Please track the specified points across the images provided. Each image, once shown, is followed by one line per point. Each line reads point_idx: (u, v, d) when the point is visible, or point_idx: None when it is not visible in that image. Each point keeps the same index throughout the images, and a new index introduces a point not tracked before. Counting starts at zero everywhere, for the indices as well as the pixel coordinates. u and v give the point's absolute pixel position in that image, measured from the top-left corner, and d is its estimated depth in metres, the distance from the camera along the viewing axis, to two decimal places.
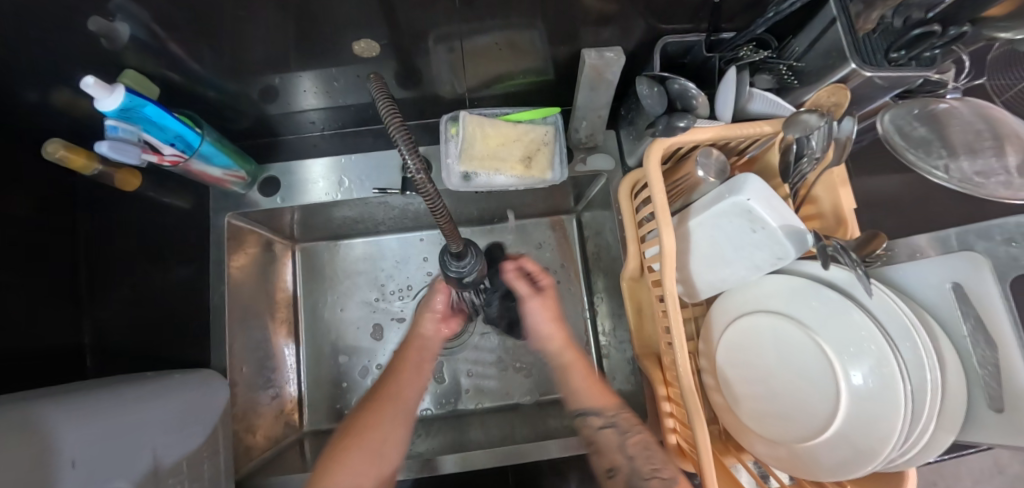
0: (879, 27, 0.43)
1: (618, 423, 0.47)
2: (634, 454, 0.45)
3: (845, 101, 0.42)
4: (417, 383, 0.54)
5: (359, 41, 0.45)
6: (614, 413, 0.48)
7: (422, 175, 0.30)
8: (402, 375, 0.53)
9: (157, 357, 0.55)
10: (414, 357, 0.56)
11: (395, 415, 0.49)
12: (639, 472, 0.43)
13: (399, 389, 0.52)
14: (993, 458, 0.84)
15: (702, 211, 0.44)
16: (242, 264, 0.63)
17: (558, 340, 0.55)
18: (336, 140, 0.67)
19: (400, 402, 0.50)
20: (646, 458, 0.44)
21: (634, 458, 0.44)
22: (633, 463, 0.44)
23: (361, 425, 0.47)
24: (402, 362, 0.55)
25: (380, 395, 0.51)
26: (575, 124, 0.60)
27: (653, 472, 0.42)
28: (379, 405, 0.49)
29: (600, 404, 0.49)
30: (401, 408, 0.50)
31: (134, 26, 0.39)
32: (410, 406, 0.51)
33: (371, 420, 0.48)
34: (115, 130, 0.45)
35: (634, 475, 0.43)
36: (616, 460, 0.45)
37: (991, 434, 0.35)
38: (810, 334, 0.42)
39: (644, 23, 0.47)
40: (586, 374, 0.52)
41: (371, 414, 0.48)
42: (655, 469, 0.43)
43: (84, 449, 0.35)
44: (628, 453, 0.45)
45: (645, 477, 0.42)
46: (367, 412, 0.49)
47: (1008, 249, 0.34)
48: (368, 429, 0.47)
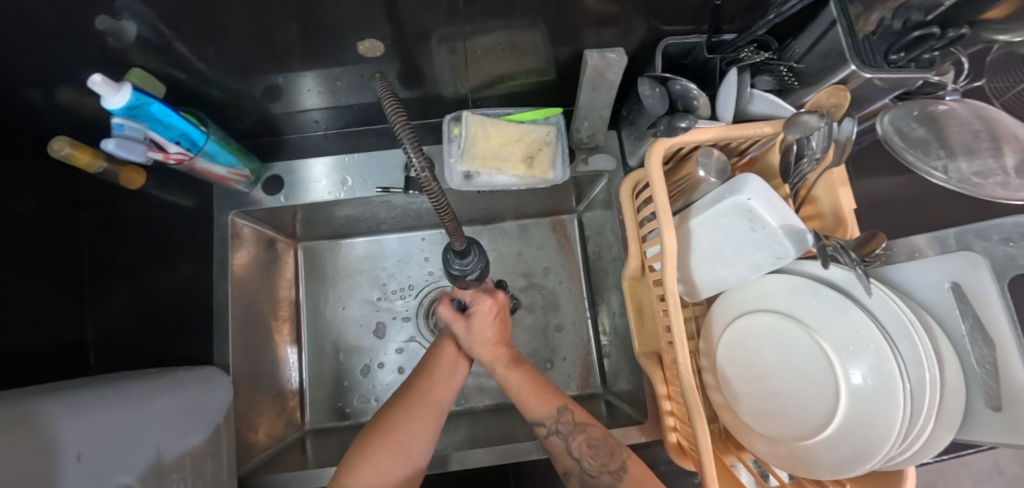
0: (879, 30, 0.43)
1: (561, 428, 0.50)
2: (580, 454, 0.49)
3: (844, 102, 0.42)
4: (449, 382, 0.54)
5: (363, 41, 0.45)
6: (554, 422, 0.50)
7: (428, 174, 0.30)
8: (435, 375, 0.54)
9: (160, 354, 0.56)
10: (449, 355, 0.57)
11: (424, 416, 0.50)
12: (587, 472, 0.48)
13: (432, 389, 0.53)
14: (992, 460, 0.84)
15: (703, 211, 0.44)
16: (243, 262, 0.64)
17: (486, 357, 0.55)
18: (339, 140, 0.67)
19: (431, 402, 0.51)
20: (591, 460, 0.48)
21: (580, 459, 0.49)
22: (580, 464, 0.49)
23: (391, 423, 0.49)
24: (437, 362, 0.56)
25: (412, 394, 0.52)
26: (577, 124, 0.60)
27: (602, 469, 0.47)
28: (410, 404, 0.51)
29: (544, 413, 0.51)
30: (430, 408, 0.51)
31: (140, 25, 0.40)
32: (441, 406, 0.52)
33: (402, 419, 0.49)
34: (122, 128, 0.45)
35: (584, 473, 0.48)
36: (567, 462, 0.50)
37: (989, 432, 0.36)
38: (810, 333, 0.42)
39: (646, 25, 0.47)
40: (523, 388, 0.53)
41: (401, 413, 0.50)
42: (601, 465, 0.47)
43: (88, 443, 0.35)
44: (574, 456, 0.49)
45: (595, 474, 0.47)
46: (397, 410, 0.50)
47: (1005, 248, 0.34)
48: (396, 428, 0.48)
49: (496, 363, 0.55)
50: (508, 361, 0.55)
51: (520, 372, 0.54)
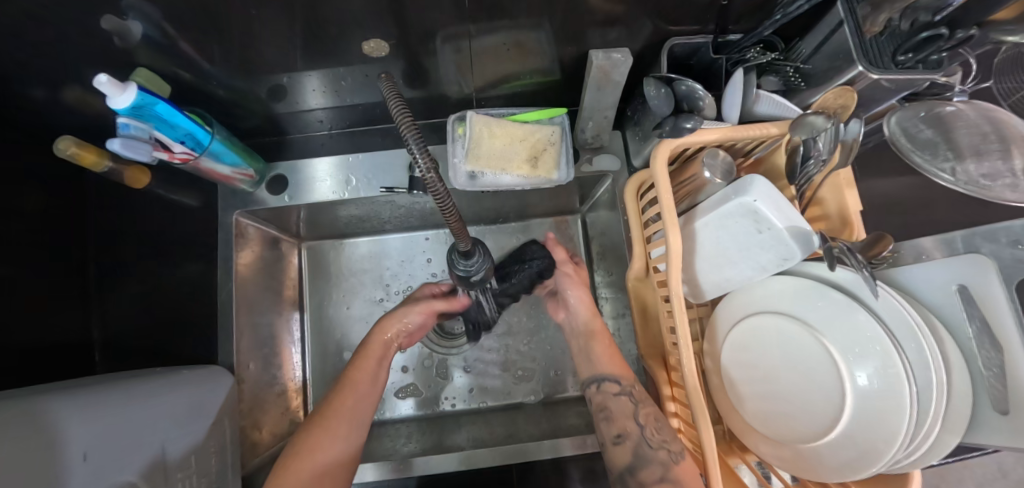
0: (886, 30, 0.43)
1: (632, 393, 0.52)
2: (645, 422, 0.48)
3: (852, 103, 0.42)
4: (368, 397, 0.53)
5: (369, 40, 0.45)
6: (630, 384, 0.53)
7: (433, 174, 0.30)
8: (350, 391, 0.53)
9: (164, 352, 0.56)
10: (369, 365, 0.56)
11: (340, 431, 0.49)
12: (648, 441, 0.46)
13: (346, 404, 0.51)
14: (997, 463, 0.83)
15: (708, 212, 0.44)
16: (248, 261, 0.63)
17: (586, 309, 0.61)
18: (343, 139, 0.67)
19: (346, 418, 0.50)
20: (655, 429, 0.47)
21: (644, 426, 0.48)
22: (643, 430, 0.47)
23: (305, 444, 0.47)
24: (353, 377, 0.54)
25: (328, 412, 0.50)
26: (582, 124, 0.60)
27: (662, 444, 0.45)
28: (325, 423, 0.49)
29: (618, 372, 0.54)
30: (348, 422, 0.50)
31: (146, 25, 0.40)
32: (360, 420, 0.51)
33: (316, 439, 0.48)
34: (127, 127, 0.46)
35: (641, 443, 0.46)
36: (626, 426, 0.48)
37: (997, 436, 0.35)
38: (815, 334, 0.42)
39: (652, 25, 0.47)
40: (607, 345, 0.57)
41: (317, 432, 0.48)
42: (662, 440, 0.46)
43: (95, 441, 0.36)
44: (639, 421, 0.48)
45: (653, 447, 0.46)
46: (313, 430, 0.49)
47: (1014, 251, 0.35)
48: (310, 449, 0.47)
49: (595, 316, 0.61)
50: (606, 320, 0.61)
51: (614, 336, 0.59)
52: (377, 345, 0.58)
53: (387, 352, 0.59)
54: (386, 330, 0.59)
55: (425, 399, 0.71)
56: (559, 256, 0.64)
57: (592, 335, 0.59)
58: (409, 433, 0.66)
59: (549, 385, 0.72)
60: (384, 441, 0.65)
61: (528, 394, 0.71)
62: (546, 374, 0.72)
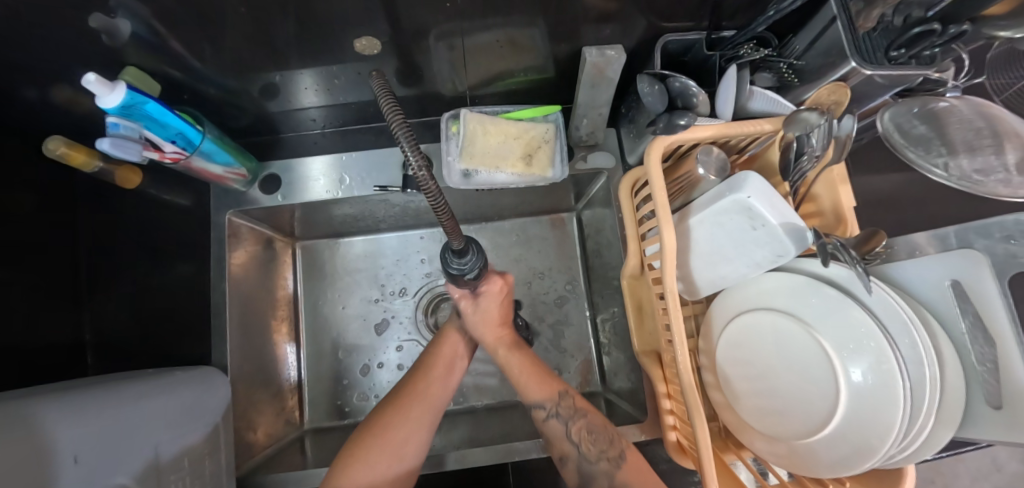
0: (880, 26, 0.43)
1: (561, 412, 0.50)
2: (579, 440, 0.49)
3: (845, 99, 0.43)
4: (445, 384, 0.54)
5: (361, 38, 0.45)
6: (555, 405, 0.51)
7: (425, 172, 0.29)
8: (430, 377, 0.54)
9: (157, 353, 0.55)
10: (447, 353, 0.57)
11: (418, 417, 0.50)
12: (586, 457, 0.47)
13: (423, 390, 0.52)
14: (991, 457, 0.84)
15: (702, 209, 0.44)
16: (242, 261, 0.63)
17: (490, 338, 0.56)
18: (337, 138, 0.67)
19: (422, 403, 0.51)
20: (591, 445, 0.48)
21: (580, 445, 0.48)
22: (579, 449, 0.48)
23: (384, 424, 0.49)
24: (432, 365, 0.55)
25: (406, 394, 0.52)
26: (576, 122, 0.59)
27: (601, 456, 0.47)
28: (405, 403, 0.51)
29: (542, 396, 0.51)
30: (425, 409, 0.51)
31: (135, 23, 0.39)
32: (436, 407, 0.52)
33: (394, 420, 0.49)
34: (117, 127, 0.46)
35: (583, 460, 0.47)
36: (565, 448, 0.49)
37: (992, 431, 0.35)
38: (810, 331, 0.42)
39: (645, 21, 0.47)
40: (526, 371, 0.54)
41: (396, 414, 0.49)
42: (601, 452, 0.47)
43: (85, 445, 0.35)
44: (574, 440, 0.49)
45: (592, 461, 0.47)
46: (392, 411, 0.50)
47: (1006, 246, 0.34)
48: (389, 429, 0.48)
49: (499, 345, 0.56)
50: (510, 343, 0.56)
51: (524, 356, 0.55)
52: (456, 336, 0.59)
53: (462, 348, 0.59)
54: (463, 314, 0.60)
55: None
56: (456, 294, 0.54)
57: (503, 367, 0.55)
58: None
59: None
60: None
61: None
62: None
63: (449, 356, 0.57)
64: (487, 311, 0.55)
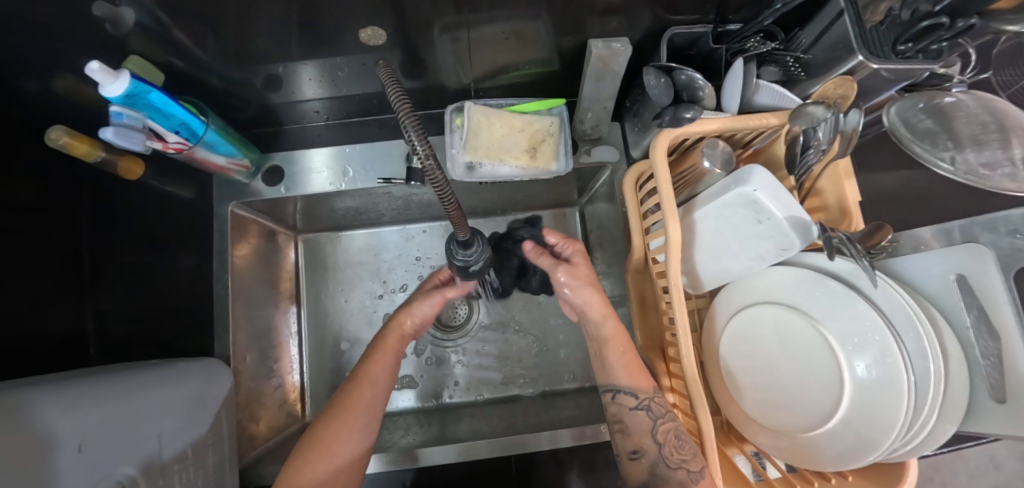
0: (886, 19, 0.43)
1: (652, 407, 0.47)
2: (664, 441, 0.45)
3: (852, 93, 0.42)
4: (382, 387, 0.53)
5: (366, 28, 0.45)
6: (648, 396, 0.48)
7: (433, 162, 0.29)
8: (364, 383, 0.52)
9: (159, 344, 0.55)
10: (384, 357, 0.54)
11: (356, 425, 0.49)
12: (667, 460, 0.44)
13: (363, 395, 0.51)
14: (988, 455, 0.84)
15: (708, 203, 0.44)
16: (245, 254, 0.64)
17: (597, 303, 0.55)
18: (340, 130, 0.66)
19: (364, 409, 0.50)
20: (675, 448, 0.44)
21: (662, 445, 0.45)
22: (662, 449, 0.45)
23: (321, 435, 0.48)
24: (369, 370, 0.53)
25: (343, 400, 0.51)
26: (581, 115, 0.59)
27: (680, 463, 0.43)
28: (347, 410, 0.50)
29: (633, 384, 0.49)
30: (363, 419, 0.50)
31: (139, 11, 0.39)
32: (373, 411, 0.51)
33: (332, 432, 0.48)
34: (120, 116, 0.44)
35: (660, 462, 0.45)
36: (643, 443, 0.47)
37: (993, 424, 0.36)
38: (815, 325, 0.42)
39: (652, 14, 0.47)
40: (624, 350, 0.52)
41: (336, 422, 0.49)
42: (682, 459, 0.43)
43: (88, 433, 0.35)
44: (658, 439, 0.46)
45: (672, 466, 0.44)
46: (332, 420, 0.49)
47: (1012, 240, 0.34)
48: (332, 442, 0.47)
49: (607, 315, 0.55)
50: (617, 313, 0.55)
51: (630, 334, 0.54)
52: (394, 336, 0.56)
53: (403, 345, 0.58)
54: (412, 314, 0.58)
55: (423, 391, 0.71)
56: (545, 263, 0.59)
57: (605, 341, 0.53)
58: (409, 425, 0.66)
59: (547, 378, 0.72)
60: (385, 434, 0.65)
61: (524, 386, 0.72)
62: (544, 367, 0.72)
63: (388, 360, 0.55)
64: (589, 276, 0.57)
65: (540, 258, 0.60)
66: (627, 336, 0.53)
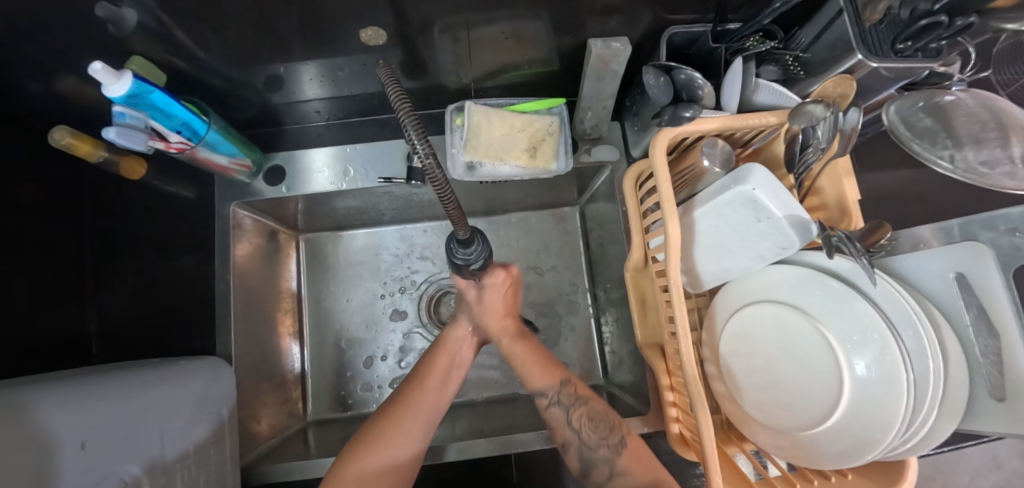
0: (885, 18, 0.43)
1: (562, 399, 0.52)
2: (580, 426, 0.50)
3: (851, 92, 0.42)
4: (438, 392, 0.54)
5: (366, 29, 0.45)
6: (557, 392, 0.52)
7: (432, 161, 0.30)
8: (425, 386, 0.54)
9: (160, 342, 0.55)
10: (443, 364, 0.57)
11: (414, 426, 0.50)
12: (586, 444, 0.49)
13: (424, 398, 0.52)
14: (991, 454, 0.84)
15: (707, 202, 0.44)
16: (247, 252, 0.64)
17: (494, 328, 0.59)
18: (340, 130, 0.67)
19: (422, 413, 0.51)
20: (591, 431, 0.49)
21: (580, 431, 0.50)
22: (580, 436, 0.49)
23: (378, 433, 0.48)
24: (425, 373, 0.55)
25: (402, 401, 0.52)
26: (580, 114, 0.59)
27: (600, 442, 0.48)
28: (405, 410, 0.51)
29: (546, 383, 0.53)
30: (419, 420, 0.50)
31: (141, 12, 0.39)
32: (430, 416, 0.52)
33: (386, 430, 0.49)
34: (123, 116, 0.45)
35: (583, 447, 0.49)
36: (565, 435, 0.50)
37: (991, 423, 0.36)
38: (815, 323, 0.42)
39: (652, 14, 0.47)
40: (528, 361, 0.56)
41: (392, 421, 0.49)
42: (600, 437, 0.49)
43: (90, 431, 0.35)
44: (575, 427, 0.50)
45: (592, 447, 0.48)
46: (389, 419, 0.50)
47: (1011, 239, 0.33)
48: (383, 439, 0.48)
49: (503, 333, 0.59)
50: (514, 333, 0.59)
51: (530, 345, 0.58)
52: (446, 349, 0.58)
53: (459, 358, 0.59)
54: (460, 328, 0.60)
55: None
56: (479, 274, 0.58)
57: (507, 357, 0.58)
58: None
59: None
60: None
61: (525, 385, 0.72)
62: None
63: (445, 366, 0.57)
64: (493, 306, 0.59)
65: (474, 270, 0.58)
66: (524, 343, 0.58)
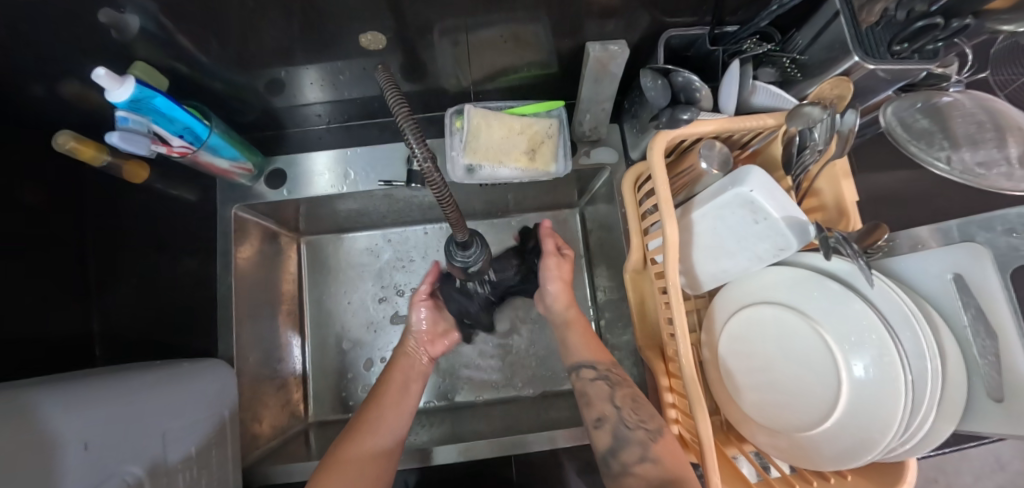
0: (882, 20, 0.43)
1: (610, 376, 0.52)
2: (622, 405, 0.49)
3: (848, 93, 0.43)
4: (400, 410, 0.54)
5: (366, 33, 0.45)
6: (606, 368, 0.53)
7: (430, 165, 0.31)
8: (383, 401, 0.53)
9: (163, 344, 0.56)
10: (399, 378, 0.57)
11: (378, 442, 0.49)
12: (626, 421, 0.47)
13: (382, 416, 0.52)
14: (994, 456, 0.84)
15: (704, 203, 0.44)
16: (247, 255, 0.64)
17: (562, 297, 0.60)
18: (341, 133, 0.67)
19: (382, 428, 0.50)
20: (632, 411, 0.48)
21: (621, 408, 0.48)
22: (620, 413, 0.48)
23: (339, 452, 0.47)
24: (381, 392, 0.55)
25: (361, 421, 0.51)
26: (579, 117, 0.60)
27: (639, 424, 0.46)
28: (364, 429, 0.50)
29: (595, 358, 0.54)
30: (380, 435, 0.50)
31: (144, 18, 0.40)
32: (394, 431, 0.51)
33: (346, 449, 0.47)
34: (126, 121, 0.45)
35: (620, 424, 0.47)
36: (603, 410, 0.49)
37: (991, 424, 0.36)
38: (813, 324, 0.42)
39: (649, 17, 0.47)
40: (583, 334, 0.57)
41: (351, 440, 0.48)
42: (639, 420, 0.47)
43: (93, 431, 0.35)
44: (616, 403, 0.49)
45: (631, 427, 0.46)
46: (349, 439, 0.49)
47: (1008, 239, 0.34)
48: (347, 457, 0.46)
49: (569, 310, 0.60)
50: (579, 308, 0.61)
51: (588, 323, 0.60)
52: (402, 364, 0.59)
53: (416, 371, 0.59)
54: (409, 343, 0.62)
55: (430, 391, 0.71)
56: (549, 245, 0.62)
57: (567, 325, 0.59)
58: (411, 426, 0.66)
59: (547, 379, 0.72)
60: None
61: (525, 386, 0.72)
62: (545, 368, 0.73)
63: (402, 379, 0.57)
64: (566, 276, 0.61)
65: (548, 238, 0.63)
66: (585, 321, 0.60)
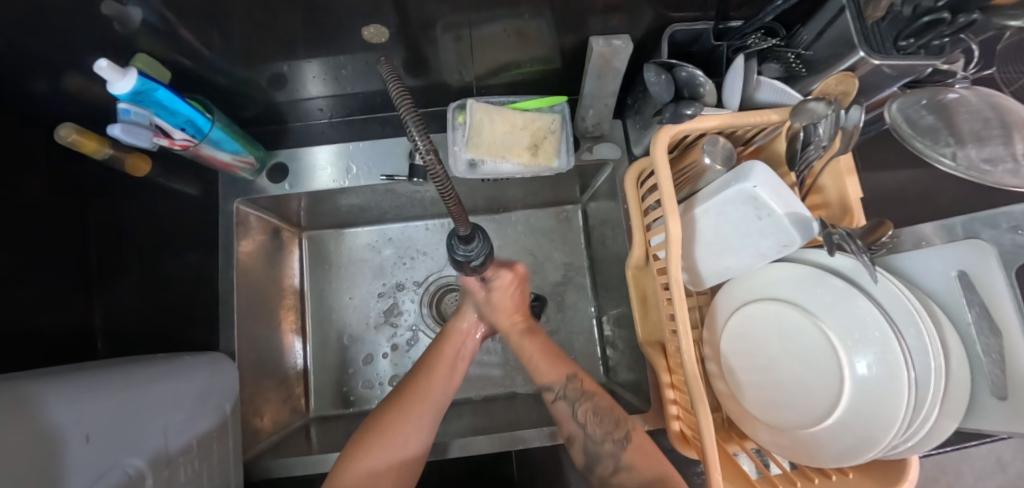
0: (888, 16, 0.43)
1: (568, 394, 0.54)
2: (585, 421, 0.52)
3: (854, 89, 0.44)
4: (444, 384, 0.55)
5: (369, 26, 0.45)
6: (563, 388, 0.54)
7: (433, 157, 0.30)
8: (434, 371, 0.55)
9: (165, 337, 0.56)
10: (449, 355, 0.58)
11: (425, 414, 0.51)
12: (591, 438, 0.51)
13: (428, 389, 0.53)
14: (995, 456, 0.84)
15: (708, 198, 0.43)
16: (250, 250, 0.64)
17: (503, 324, 0.60)
18: (344, 127, 0.67)
19: (429, 402, 0.52)
20: (596, 426, 0.51)
21: (585, 426, 0.51)
22: (586, 430, 0.51)
23: (386, 422, 0.50)
24: (433, 363, 0.56)
25: (408, 393, 0.53)
26: (582, 112, 0.59)
27: (605, 438, 0.50)
28: (412, 401, 0.52)
29: (552, 378, 0.55)
30: (426, 410, 0.52)
31: (146, 11, 0.40)
32: (438, 405, 0.53)
33: (393, 420, 0.50)
34: (128, 113, 0.46)
35: (589, 440, 0.51)
36: (571, 430, 0.52)
37: (993, 421, 0.36)
38: (815, 321, 0.42)
39: (653, 12, 0.47)
40: (536, 357, 0.58)
41: (400, 411, 0.51)
42: (605, 432, 0.50)
43: (95, 423, 0.35)
44: (580, 422, 0.52)
45: (599, 441, 0.50)
46: (396, 409, 0.51)
47: (1014, 236, 0.33)
48: (392, 428, 0.49)
49: (513, 331, 0.60)
50: (523, 330, 0.60)
51: (540, 343, 0.59)
52: (453, 340, 0.59)
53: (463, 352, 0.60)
54: (463, 320, 0.61)
55: None
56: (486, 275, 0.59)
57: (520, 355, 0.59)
58: None
59: None
60: None
61: (525, 383, 0.72)
62: None
63: (451, 357, 0.58)
64: (502, 304, 0.60)
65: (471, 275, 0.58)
66: (538, 341, 0.60)
